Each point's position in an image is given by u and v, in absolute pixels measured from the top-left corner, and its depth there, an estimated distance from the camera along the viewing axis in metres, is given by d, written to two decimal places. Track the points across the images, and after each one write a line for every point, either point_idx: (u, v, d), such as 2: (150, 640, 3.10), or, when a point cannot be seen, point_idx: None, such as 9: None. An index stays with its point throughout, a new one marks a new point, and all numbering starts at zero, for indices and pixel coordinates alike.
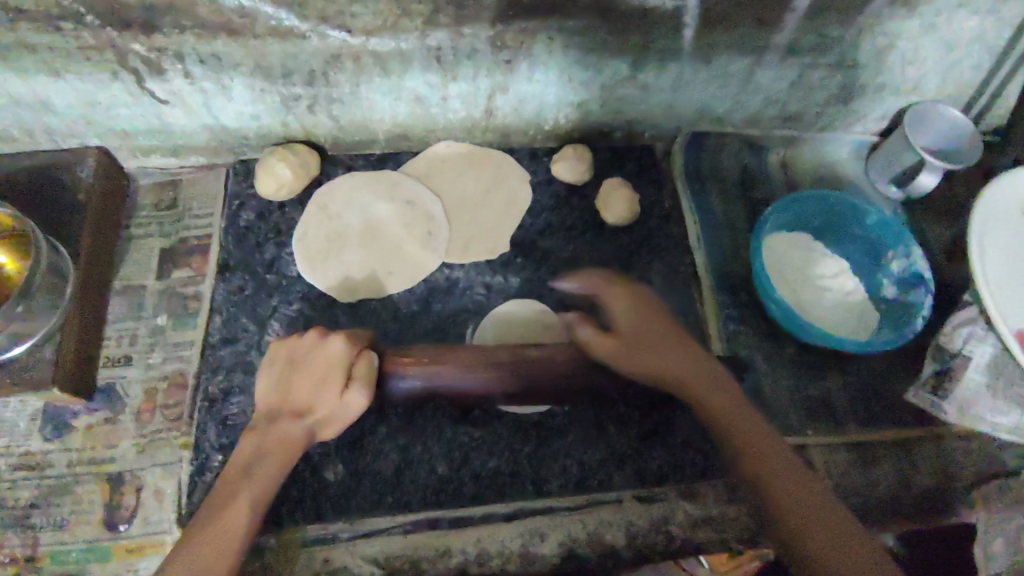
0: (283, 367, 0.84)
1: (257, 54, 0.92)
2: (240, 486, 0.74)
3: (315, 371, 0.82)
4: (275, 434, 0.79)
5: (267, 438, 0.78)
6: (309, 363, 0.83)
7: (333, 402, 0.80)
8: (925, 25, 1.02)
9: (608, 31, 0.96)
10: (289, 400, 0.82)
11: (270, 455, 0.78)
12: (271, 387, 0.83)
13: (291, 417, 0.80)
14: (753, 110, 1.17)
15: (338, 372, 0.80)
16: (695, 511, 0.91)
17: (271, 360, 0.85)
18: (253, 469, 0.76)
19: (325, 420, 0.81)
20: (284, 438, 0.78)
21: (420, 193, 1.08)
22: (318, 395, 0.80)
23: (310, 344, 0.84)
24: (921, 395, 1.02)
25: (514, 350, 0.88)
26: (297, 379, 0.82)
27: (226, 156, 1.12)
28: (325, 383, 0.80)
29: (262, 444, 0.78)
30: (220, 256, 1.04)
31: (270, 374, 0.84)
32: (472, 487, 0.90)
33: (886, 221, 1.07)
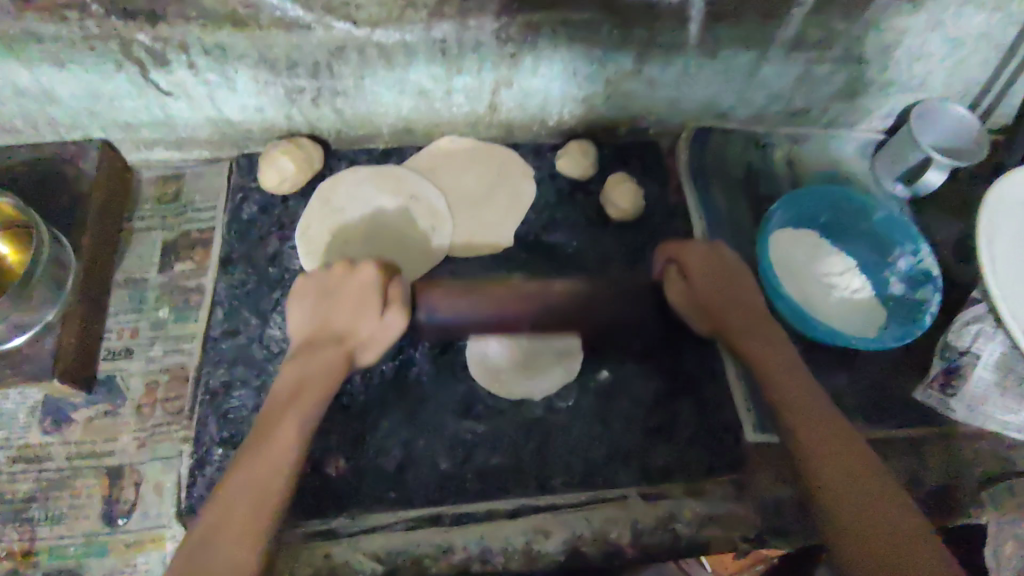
0: (317, 299, 0.87)
1: (260, 45, 0.91)
2: (291, 410, 0.77)
3: (351, 292, 0.86)
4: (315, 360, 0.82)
5: (310, 364, 0.81)
6: (343, 291, 0.86)
7: (374, 325, 0.84)
8: (932, 20, 1.02)
9: (613, 24, 0.95)
10: (327, 328, 0.85)
11: (304, 406, 0.78)
12: (310, 317, 0.87)
13: (331, 342, 0.84)
14: (759, 106, 1.16)
15: (373, 299, 0.85)
16: (703, 509, 0.90)
17: (300, 295, 0.89)
18: (297, 395, 0.79)
19: (365, 345, 0.85)
20: (326, 364, 0.82)
21: (424, 187, 1.07)
22: (357, 319, 0.84)
23: (338, 278, 0.87)
24: (930, 394, 1.01)
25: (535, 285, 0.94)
26: (332, 309, 0.86)
27: (228, 151, 1.11)
28: (362, 306, 0.85)
29: (296, 391, 0.79)
30: (222, 249, 1.03)
31: (303, 308, 0.88)
32: (475, 484, 0.89)
33: (893, 218, 1.07)
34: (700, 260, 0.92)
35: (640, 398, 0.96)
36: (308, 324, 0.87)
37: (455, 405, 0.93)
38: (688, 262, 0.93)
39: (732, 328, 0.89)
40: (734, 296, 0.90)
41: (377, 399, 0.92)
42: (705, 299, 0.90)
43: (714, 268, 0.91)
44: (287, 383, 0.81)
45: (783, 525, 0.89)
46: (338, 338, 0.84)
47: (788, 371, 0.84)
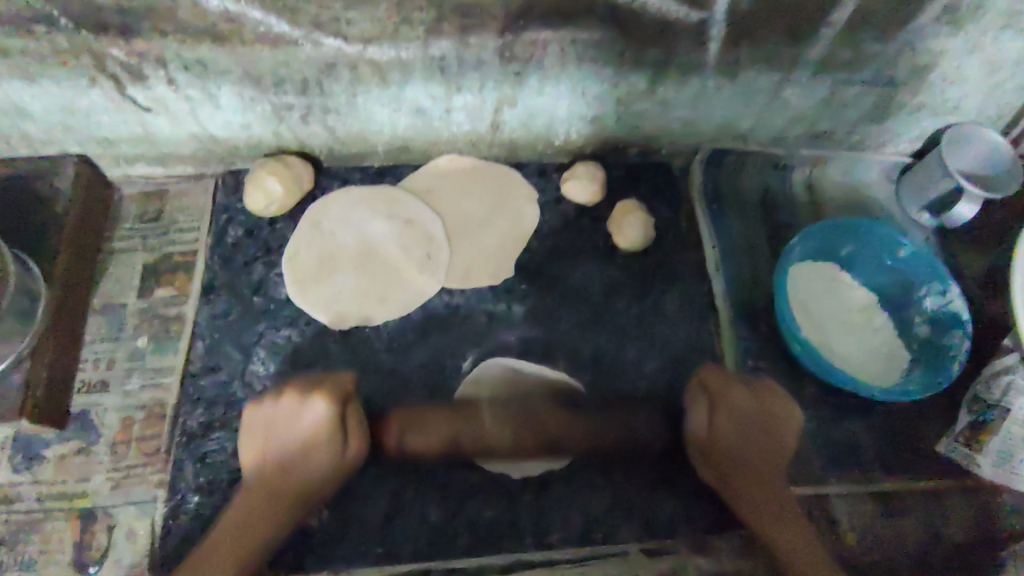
0: (267, 432, 0.81)
1: (245, 61, 0.85)
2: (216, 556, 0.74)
3: (300, 441, 0.79)
4: (263, 494, 0.79)
5: (259, 505, 0.78)
6: (286, 452, 0.79)
7: (327, 457, 0.79)
8: (971, 43, 0.94)
9: (626, 43, 0.88)
10: (281, 479, 0.79)
11: (263, 527, 0.77)
12: (258, 453, 0.80)
13: (292, 446, 0.79)
14: (780, 128, 1.08)
15: (324, 442, 0.79)
16: (708, 568, 0.85)
17: (249, 428, 0.82)
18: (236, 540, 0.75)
19: (317, 496, 0.80)
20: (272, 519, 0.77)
21: (419, 211, 1.01)
22: (311, 453, 0.79)
23: (289, 412, 0.80)
24: (955, 447, 0.96)
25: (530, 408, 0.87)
26: (280, 450, 0.80)
27: (214, 166, 1.05)
28: (316, 447, 0.79)
29: (268, 513, 0.77)
30: (205, 275, 0.97)
31: (248, 441, 0.81)
32: (467, 538, 0.83)
33: (921, 254, 1.01)
34: (745, 401, 0.84)
35: (644, 447, 0.91)
36: (258, 455, 0.80)
37: (447, 450, 0.88)
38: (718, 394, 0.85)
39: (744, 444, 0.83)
40: (763, 428, 0.84)
41: (363, 445, 0.88)
42: (722, 437, 0.83)
43: (741, 401, 0.84)
44: (257, 476, 0.80)
45: None
46: (301, 460, 0.79)
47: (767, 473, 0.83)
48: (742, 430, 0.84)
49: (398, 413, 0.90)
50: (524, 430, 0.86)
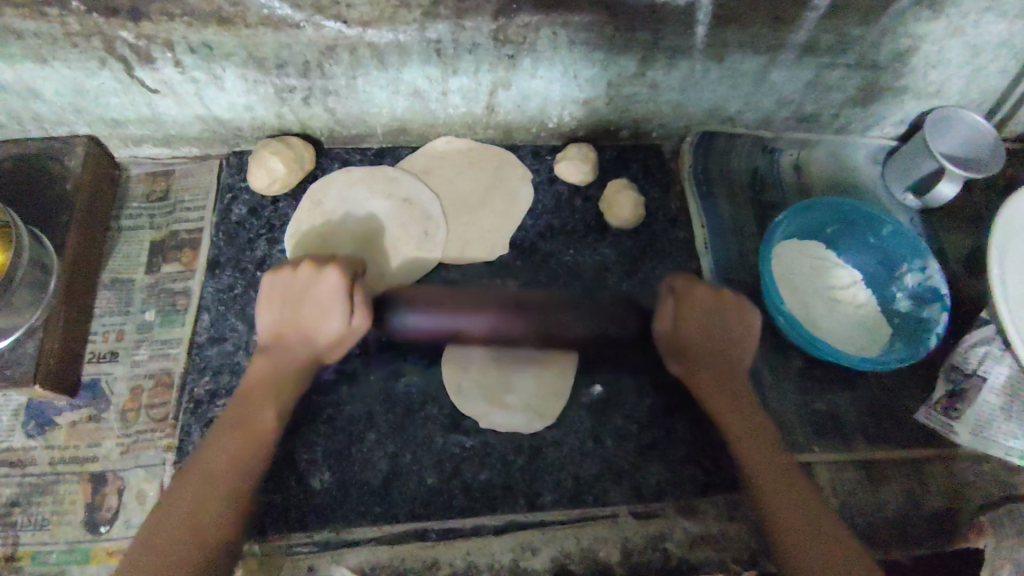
0: (284, 296, 0.84)
1: (248, 44, 0.89)
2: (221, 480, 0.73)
3: (316, 301, 0.82)
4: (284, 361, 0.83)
5: (273, 353, 0.83)
6: (308, 298, 0.82)
7: (339, 331, 0.82)
8: (950, 27, 0.98)
9: (616, 27, 0.91)
10: (293, 330, 0.83)
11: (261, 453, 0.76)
12: (277, 315, 0.83)
13: (300, 342, 0.83)
14: (767, 111, 1.12)
15: (334, 305, 0.81)
16: (693, 529, 0.88)
17: (267, 296, 0.84)
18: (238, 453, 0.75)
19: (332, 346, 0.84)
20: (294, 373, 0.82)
21: (417, 190, 1.05)
22: (323, 323, 0.82)
23: (306, 278, 0.83)
24: (933, 416, 0.99)
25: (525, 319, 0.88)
26: (294, 311, 0.83)
27: (218, 148, 1.08)
28: (328, 311, 0.81)
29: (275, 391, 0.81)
30: (211, 251, 1.01)
31: (268, 305, 0.84)
32: (462, 499, 0.87)
33: (902, 232, 1.03)
34: (718, 327, 0.87)
35: (634, 415, 0.94)
36: (275, 322, 0.84)
37: (444, 417, 0.91)
38: (683, 296, 0.88)
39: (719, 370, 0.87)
40: (732, 345, 0.88)
41: (363, 411, 0.91)
42: (689, 340, 0.87)
43: (710, 322, 0.88)
44: (262, 370, 0.82)
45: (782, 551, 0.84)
46: (309, 340, 0.83)
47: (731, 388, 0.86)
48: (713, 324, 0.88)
49: (397, 381, 0.93)
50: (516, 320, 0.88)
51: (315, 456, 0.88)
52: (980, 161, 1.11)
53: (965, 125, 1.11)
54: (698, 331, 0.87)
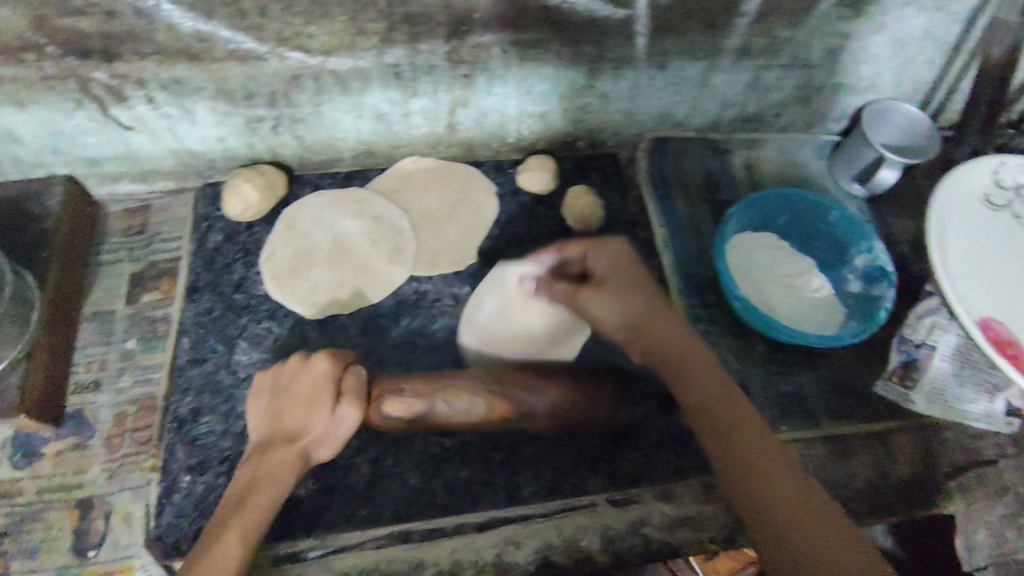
0: (272, 395, 0.86)
1: (218, 78, 0.94)
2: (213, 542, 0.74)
3: (304, 391, 0.84)
4: (265, 466, 0.80)
5: (260, 466, 0.80)
6: (295, 385, 0.85)
7: (325, 422, 0.82)
8: (873, 24, 1.05)
9: (562, 42, 0.98)
10: (276, 427, 0.83)
11: (258, 505, 0.78)
12: (262, 414, 0.85)
13: (282, 445, 0.82)
14: (714, 114, 1.19)
15: (325, 392, 0.83)
16: (671, 513, 0.92)
17: (256, 395, 0.87)
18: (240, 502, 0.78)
19: (318, 442, 0.82)
20: (276, 467, 0.80)
21: (386, 209, 1.10)
22: (309, 419, 0.82)
23: (291, 371, 0.86)
24: (890, 387, 1.04)
25: (527, 382, 0.91)
26: (286, 405, 0.84)
27: (193, 181, 1.12)
28: (313, 406, 0.82)
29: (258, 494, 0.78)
30: (189, 277, 1.04)
31: (257, 402, 0.86)
32: (444, 497, 0.89)
33: (849, 216, 1.08)
34: (617, 264, 0.94)
35: None
36: (260, 420, 0.85)
37: None
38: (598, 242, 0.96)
39: (670, 358, 0.89)
40: (641, 283, 0.93)
41: None
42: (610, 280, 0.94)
43: (621, 271, 0.94)
44: (257, 464, 0.81)
45: None
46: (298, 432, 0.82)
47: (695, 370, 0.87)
48: (631, 276, 0.93)
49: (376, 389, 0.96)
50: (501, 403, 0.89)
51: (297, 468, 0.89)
52: (917, 146, 1.18)
53: (902, 113, 1.18)
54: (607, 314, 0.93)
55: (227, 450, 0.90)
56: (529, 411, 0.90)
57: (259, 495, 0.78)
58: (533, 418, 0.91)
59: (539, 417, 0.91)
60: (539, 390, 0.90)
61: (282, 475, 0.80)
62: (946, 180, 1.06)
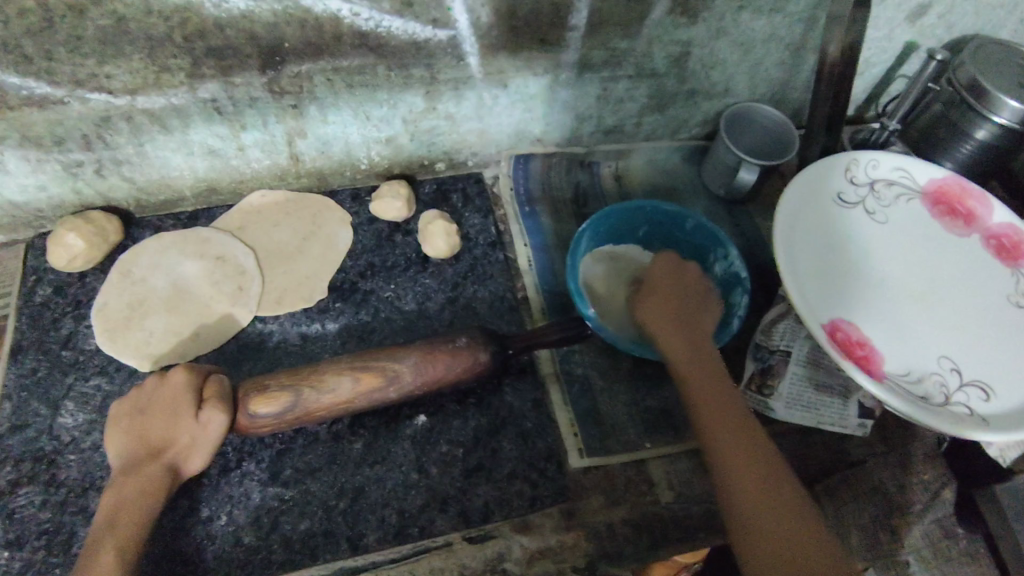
0: (134, 414, 0.82)
1: (19, 125, 0.88)
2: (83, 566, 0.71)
3: (166, 404, 0.79)
4: (134, 483, 0.77)
5: (126, 486, 0.77)
6: (155, 401, 0.81)
7: (191, 430, 0.78)
8: (712, 30, 1.05)
9: (388, 66, 0.95)
10: (141, 442, 0.80)
11: (130, 524, 0.75)
12: (127, 434, 0.81)
13: (148, 460, 0.78)
14: (571, 128, 1.17)
15: (186, 401, 0.78)
16: (531, 545, 0.89)
17: (115, 421, 0.82)
18: (111, 523, 0.75)
19: (186, 452, 0.79)
20: (145, 483, 0.77)
21: (230, 247, 1.05)
22: (174, 429, 0.78)
23: (152, 386, 0.82)
24: (750, 396, 0.99)
25: (394, 354, 0.86)
26: (149, 420, 0.80)
27: (23, 232, 1.06)
28: (176, 416, 0.78)
29: (129, 513, 0.76)
30: (13, 337, 0.97)
31: (118, 424, 0.82)
32: (282, 553, 0.84)
33: (704, 224, 1.07)
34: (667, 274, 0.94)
35: (459, 439, 0.95)
36: (122, 441, 0.81)
37: (263, 472, 0.89)
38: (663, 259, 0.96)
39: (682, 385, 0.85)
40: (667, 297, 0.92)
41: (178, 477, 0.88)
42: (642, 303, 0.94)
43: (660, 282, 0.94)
44: (125, 486, 0.77)
45: (615, 551, 0.89)
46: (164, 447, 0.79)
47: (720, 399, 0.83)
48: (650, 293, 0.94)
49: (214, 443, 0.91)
50: (367, 380, 0.83)
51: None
52: (779, 139, 1.18)
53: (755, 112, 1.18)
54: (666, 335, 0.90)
55: (47, 523, 0.85)
56: (399, 382, 0.85)
57: (127, 518, 0.75)
58: (404, 384, 0.85)
59: (408, 382, 0.85)
60: (405, 359, 0.85)
61: (150, 491, 0.77)
62: (793, 180, 1.03)
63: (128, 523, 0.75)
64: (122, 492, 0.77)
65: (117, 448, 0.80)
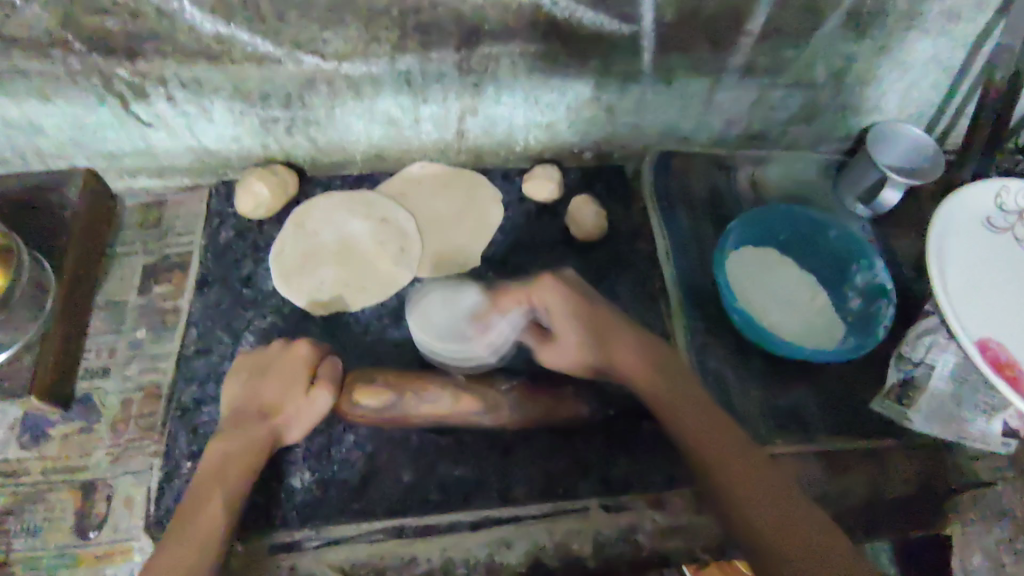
0: (250, 375, 0.92)
1: (234, 79, 0.97)
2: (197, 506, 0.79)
3: (281, 374, 0.89)
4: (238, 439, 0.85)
5: (233, 440, 0.84)
6: (274, 367, 0.91)
7: (300, 404, 0.88)
8: (878, 46, 1.07)
9: (569, 55, 1.01)
10: (251, 403, 0.88)
11: (235, 480, 0.82)
12: (239, 391, 0.90)
13: (256, 420, 0.86)
14: (719, 130, 1.21)
15: (302, 377, 0.89)
16: (663, 520, 0.93)
17: (236, 372, 0.93)
18: (218, 471, 0.82)
19: (290, 421, 0.87)
20: (249, 441, 0.84)
21: (395, 212, 1.12)
22: (285, 397, 0.87)
23: (271, 355, 0.93)
24: (887, 404, 1.05)
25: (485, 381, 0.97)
26: (264, 382, 0.89)
27: (208, 178, 1.16)
28: (290, 387, 0.88)
29: (233, 466, 0.83)
30: (199, 271, 1.07)
31: (236, 382, 0.91)
32: (438, 495, 0.91)
33: (848, 234, 1.10)
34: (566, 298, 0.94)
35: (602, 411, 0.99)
36: (237, 395, 0.90)
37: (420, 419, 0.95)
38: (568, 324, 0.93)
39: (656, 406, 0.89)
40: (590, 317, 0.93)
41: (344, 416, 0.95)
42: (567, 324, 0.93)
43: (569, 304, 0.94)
44: (233, 438, 0.85)
45: None
46: (266, 414, 0.87)
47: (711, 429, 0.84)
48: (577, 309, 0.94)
49: None
50: (464, 403, 0.94)
51: (269, 482, 0.89)
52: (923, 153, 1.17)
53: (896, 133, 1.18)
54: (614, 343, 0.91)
55: None
56: (496, 417, 0.95)
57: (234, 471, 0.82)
58: (499, 413, 0.95)
59: (504, 412, 0.95)
60: (505, 388, 0.97)
61: (253, 450, 0.84)
62: (947, 199, 1.04)
63: (234, 475, 0.82)
64: (224, 444, 0.84)
65: (231, 403, 0.89)
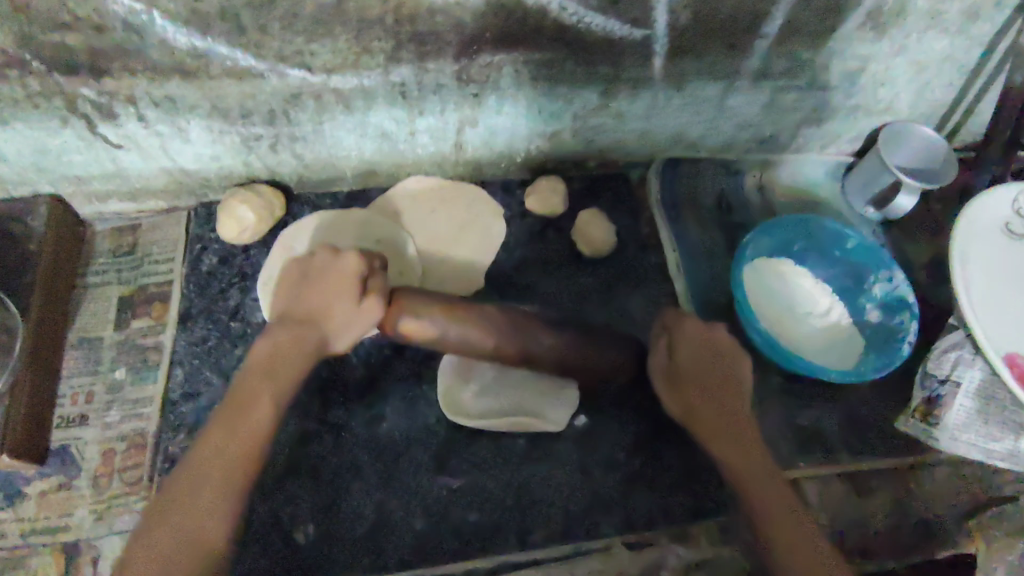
0: (299, 278, 0.82)
1: (212, 95, 0.88)
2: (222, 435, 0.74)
3: (326, 285, 0.79)
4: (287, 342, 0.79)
5: (280, 345, 0.78)
6: (323, 274, 0.80)
7: (346, 313, 0.78)
8: (895, 46, 1.02)
9: (576, 62, 0.93)
10: (301, 303, 0.80)
11: (261, 415, 0.76)
12: (288, 299, 0.81)
13: (304, 324, 0.79)
14: (729, 135, 1.15)
15: (351, 287, 0.78)
16: (688, 555, 0.87)
17: (288, 276, 0.84)
18: (265, 377, 0.78)
19: (336, 330, 0.79)
20: (296, 349, 0.79)
21: (389, 230, 1.03)
22: (330, 309, 0.78)
23: (318, 259, 0.81)
24: (913, 424, 1.00)
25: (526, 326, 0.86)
26: (311, 288, 0.80)
27: (186, 200, 1.07)
28: (337, 294, 0.78)
29: (267, 399, 0.77)
30: (182, 303, 0.99)
31: (285, 287, 0.83)
32: (452, 543, 0.85)
33: (867, 244, 1.06)
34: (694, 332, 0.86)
35: (620, 443, 0.94)
36: (286, 294, 0.83)
37: (429, 460, 0.90)
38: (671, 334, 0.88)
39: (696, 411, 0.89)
40: (712, 353, 0.86)
41: (347, 459, 0.89)
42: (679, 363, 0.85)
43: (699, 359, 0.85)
44: (275, 353, 0.78)
45: None
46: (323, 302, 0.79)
47: (751, 442, 0.82)
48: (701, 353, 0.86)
49: (378, 426, 0.91)
50: (510, 343, 0.84)
51: (272, 539, 0.83)
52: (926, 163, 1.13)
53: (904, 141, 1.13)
54: (693, 361, 0.85)
55: None
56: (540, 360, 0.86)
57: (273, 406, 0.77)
58: (548, 357, 0.87)
59: (544, 362, 0.87)
60: (546, 338, 0.86)
61: (296, 358, 0.79)
62: (969, 206, 1.01)
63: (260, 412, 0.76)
64: (256, 366, 0.79)
65: (280, 310, 0.82)
